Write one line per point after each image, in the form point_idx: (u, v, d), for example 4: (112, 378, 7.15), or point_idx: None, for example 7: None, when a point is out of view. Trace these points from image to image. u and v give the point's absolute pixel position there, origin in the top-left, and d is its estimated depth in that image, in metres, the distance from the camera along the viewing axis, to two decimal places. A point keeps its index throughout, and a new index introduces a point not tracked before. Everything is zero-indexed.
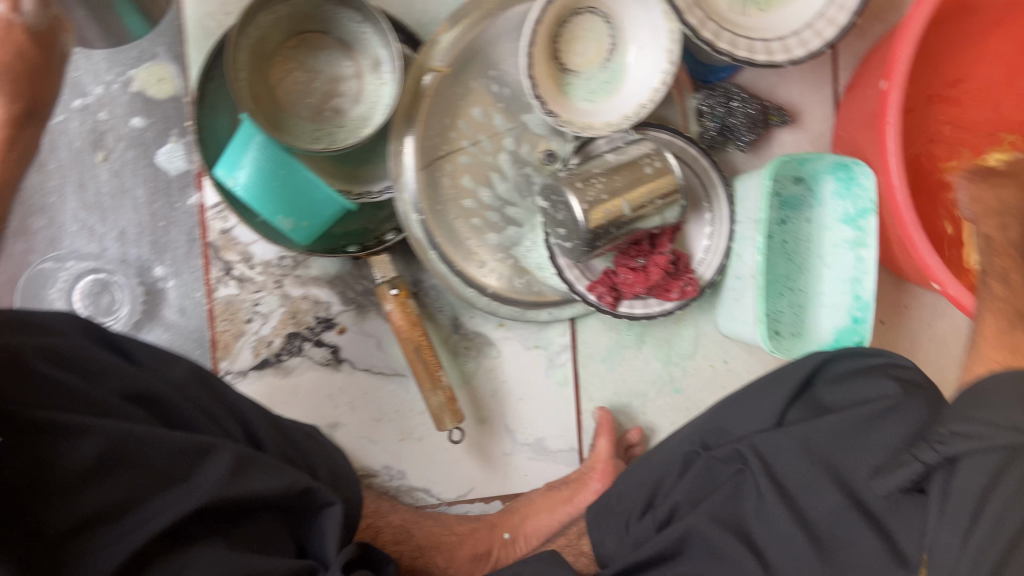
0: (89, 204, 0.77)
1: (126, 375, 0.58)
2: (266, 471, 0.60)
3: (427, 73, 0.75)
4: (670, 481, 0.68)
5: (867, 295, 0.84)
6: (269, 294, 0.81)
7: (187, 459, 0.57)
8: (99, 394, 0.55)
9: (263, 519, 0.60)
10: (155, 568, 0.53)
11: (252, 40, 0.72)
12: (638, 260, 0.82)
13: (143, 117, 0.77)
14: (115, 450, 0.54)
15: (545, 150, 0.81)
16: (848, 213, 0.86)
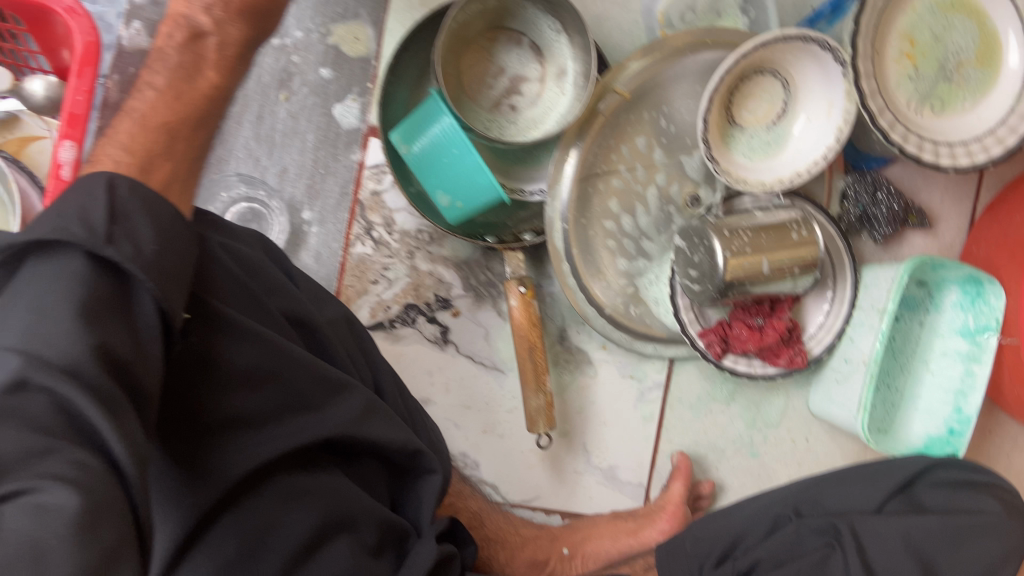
0: (262, 136, 0.80)
1: (292, 296, 0.60)
2: (388, 423, 0.62)
3: (609, 93, 0.78)
4: (754, 537, 0.69)
5: (969, 410, 0.85)
6: (399, 262, 0.83)
7: (327, 389, 0.59)
8: (268, 305, 0.58)
9: (369, 467, 0.63)
10: (277, 481, 0.55)
11: (458, 24, 0.75)
12: (757, 319, 0.83)
13: (332, 70, 0.81)
14: (273, 362, 0.56)
15: (691, 193, 0.83)
16: (966, 326, 0.87)
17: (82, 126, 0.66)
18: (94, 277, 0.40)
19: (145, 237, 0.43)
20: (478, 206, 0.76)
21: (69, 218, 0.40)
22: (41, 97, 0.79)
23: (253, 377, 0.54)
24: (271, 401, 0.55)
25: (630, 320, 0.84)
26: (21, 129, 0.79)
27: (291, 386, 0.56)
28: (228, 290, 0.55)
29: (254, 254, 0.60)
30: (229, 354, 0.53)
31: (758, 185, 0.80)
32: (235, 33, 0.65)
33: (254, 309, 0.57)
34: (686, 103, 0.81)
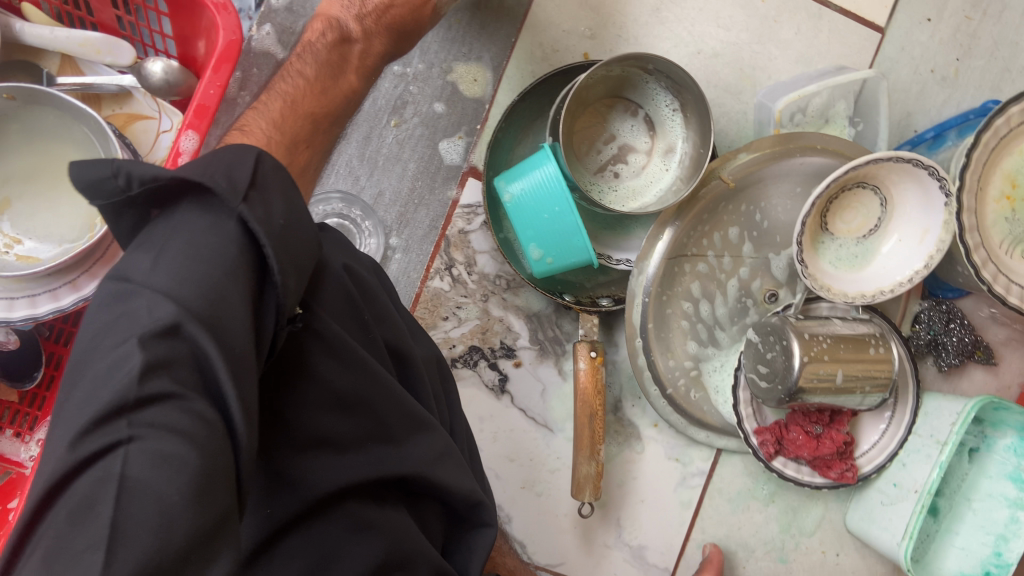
0: (365, 157, 0.81)
1: (395, 327, 0.60)
2: (457, 469, 0.62)
3: (715, 179, 0.78)
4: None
5: (1009, 558, 0.82)
6: (473, 303, 0.83)
7: (410, 424, 0.58)
8: (372, 331, 0.57)
9: (428, 508, 0.62)
10: (351, 507, 0.54)
11: (582, 86, 0.76)
12: (816, 427, 0.82)
13: (446, 105, 0.82)
14: (371, 390, 0.55)
15: (770, 290, 0.84)
16: (1017, 472, 0.83)
17: (207, 121, 0.66)
18: (242, 242, 0.40)
19: (276, 208, 0.42)
20: (567, 264, 0.77)
21: (214, 170, 0.40)
22: (159, 78, 0.80)
23: (346, 401, 0.53)
24: (358, 426, 0.54)
25: (688, 403, 0.84)
26: (131, 105, 0.80)
27: (378, 415, 0.55)
28: (340, 309, 0.54)
29: (369, 277, 0.59)
30: (330, 375, 0.52)
31: (841, 295, 0.81)
32: (377, 46, 0.74)
33: (359, 331, 0.56)
34: (782, 202, 0.82)
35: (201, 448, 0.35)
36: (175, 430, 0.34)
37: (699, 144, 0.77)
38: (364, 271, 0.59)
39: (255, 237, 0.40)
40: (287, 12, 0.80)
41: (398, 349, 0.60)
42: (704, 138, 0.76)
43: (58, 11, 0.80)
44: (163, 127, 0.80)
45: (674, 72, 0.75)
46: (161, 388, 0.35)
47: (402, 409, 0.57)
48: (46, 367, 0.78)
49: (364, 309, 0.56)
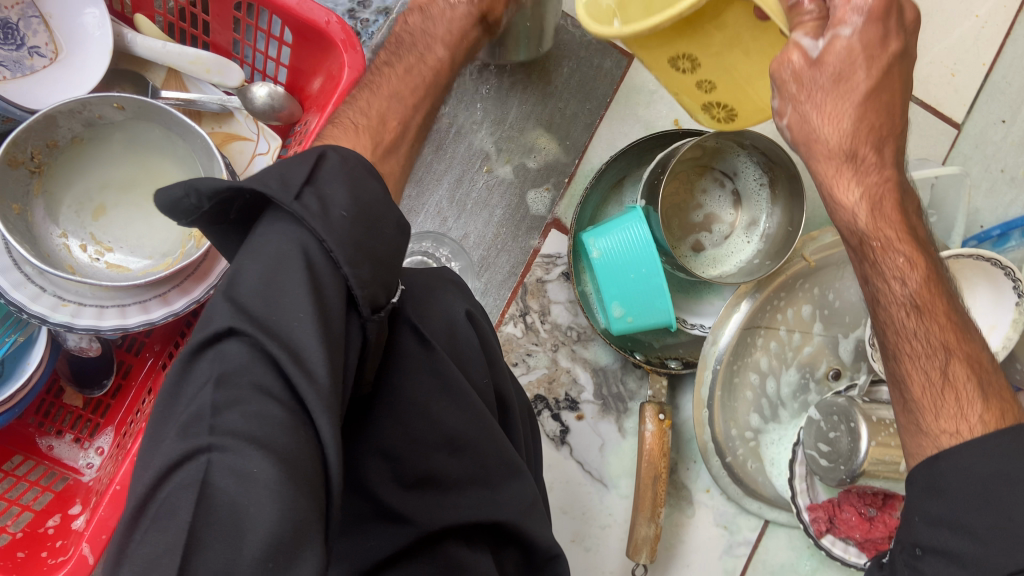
0: (455, 199, 0.82)
1: (501, 372, 0.58)
2: (543, 522, 0.60)
3: (797, 258, 0.80)
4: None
5: None
6: (543, 352, 0.84)
7: (504, 470, 0.56)
8: (482, 373, 0.55)
9: (513, 559, 0.59)
10: (445, 547, 0.52)
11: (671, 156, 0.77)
12: (869, 509, 0.82)
13: (537, 156, 0.84)
14: (479, 433, 0.53)
15: (833, 368, 0.86)
16: None
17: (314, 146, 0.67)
18: (299, 235, 0.37)
19: (337, 200, 0.39)
20: (646, 324, 0.78)
21: (266, 177, 0.38)
22: (262, 104, 0.81)
23: (453, 439, 0.52)
24: (458, 467, 0.53)
25: (745, 473, 0.85)
26: (230, 125, 0.81)
27: (476, 457, 0.53)
28: (455, 350, 0.53)
29: (482, 321, 0.58)
30: (437, 412, 0.51)
31: None
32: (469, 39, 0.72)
33: (466, 369, 0.54)
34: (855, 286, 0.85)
35: (280, 443, 0.32)
36: (255, 440, 0.31)
37: (788, 216, 0.77)
38: (480, 318, 0.58)
39: (318, 233, 0.37)
40: None
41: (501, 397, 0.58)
42: (791, 217, 0.78)
43: (170, 26, 0.81)
44: (259, 149, 0.81)
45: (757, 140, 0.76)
46: (240, 381, 0.33)
47: (503, 453, 0.55)
48: (115, 375, 0.79)
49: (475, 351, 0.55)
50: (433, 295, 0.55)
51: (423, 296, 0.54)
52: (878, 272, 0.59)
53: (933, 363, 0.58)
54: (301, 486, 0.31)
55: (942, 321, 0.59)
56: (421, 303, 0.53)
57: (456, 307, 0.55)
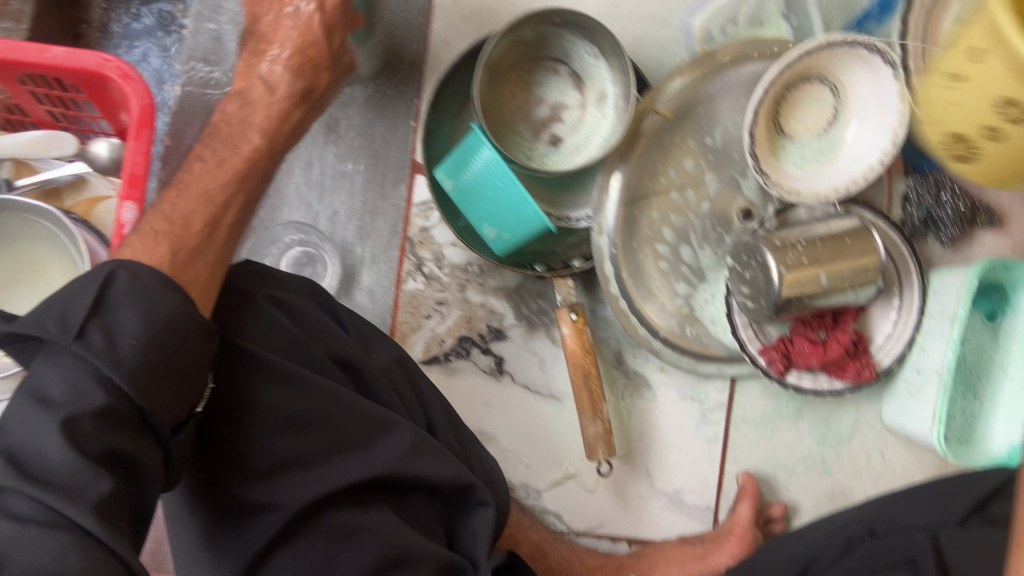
0: (312, 181, 0.83)
1: (341, 337, 0.59)
2: (439, 458, 0.60)
3: (650, 114, 0.77)
4: (826, 560, 0.68)
5: None
6: (452, 295, 0.84)
7: (373, 427, 0.57)
8: (312, 346, 0.56)
9: (416, 500, 0.61)
10: (326, 517, 0.54)
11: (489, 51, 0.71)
12: (819, 332, 0.80)
13: (376, 112, 0.83)
14: (318, 406, 0.54)
15: (740, 209, 0.82)
16: None
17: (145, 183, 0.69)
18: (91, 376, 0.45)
19: (127, 328, 0.46)
20: (525, 237, 0.76)
21: (47, 316, 0.46)
22: (106, 159, 0.82)
23: (294, 418, 0.53)
24: (311, 442, 0.54)
25: (685, 341, 0.84)
26: (90, 189, 0.84)
27: (327, 427, 0.55)
28: (265, 335, 0.55)
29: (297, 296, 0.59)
30: (266, 398, 0.53)
31: (811, 196, 0.79)
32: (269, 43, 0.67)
33: (296, 354, 0.56)
34: (731, 117, 0.80)
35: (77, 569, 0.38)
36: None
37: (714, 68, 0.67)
38: (296, 295, 0.59)
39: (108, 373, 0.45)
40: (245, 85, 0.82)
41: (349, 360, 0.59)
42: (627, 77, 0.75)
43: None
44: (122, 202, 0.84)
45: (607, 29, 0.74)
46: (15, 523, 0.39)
47: (358, 413, 0.56)
48: None
49: (295, 329, 0.56)
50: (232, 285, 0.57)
51: (220, 295, 0.56)
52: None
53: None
54: None
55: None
56: (219, 303, 0.56)
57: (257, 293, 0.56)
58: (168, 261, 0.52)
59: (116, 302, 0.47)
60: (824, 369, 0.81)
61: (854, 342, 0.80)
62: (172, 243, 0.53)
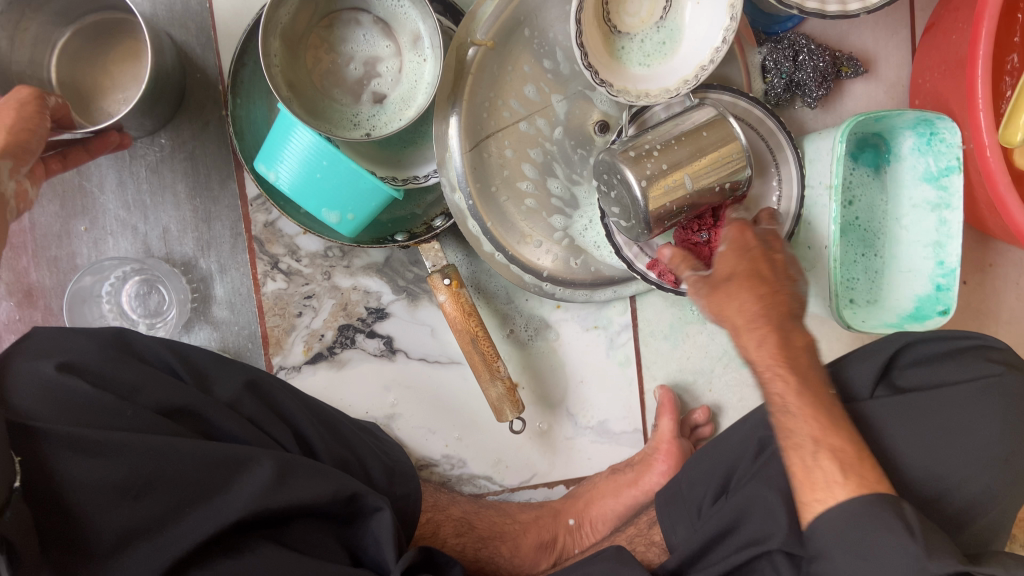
0: (130, 202, 0.75)
1: (164, 388, 0.56)
2: (312, 477, 0.56)
3: (469, 47, 0.71)
4: (744, 464, 0.67)
5: (952, 261, 0.77)
6: (319, 286, 0.78)
7: (223, 468, 0.53)
8: (127, 406, 0.53)
9: (308, 525, 0.57)
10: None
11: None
12: (702, 234, 0.75)
13: (178, 111, 0.75)
14: (148, 466, 0.50)
15: (597, 121, 0.76)
16: (930, 171, 0.78)
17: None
18: None
19: None
20: (372, 211, 0.70)
21: None
22: None
23: (126, 486, 0.49)
24: (153, 506, 0.50)
25: (571, 274, 0.79)
26: None
27: (165, 487, 0.50)
28: (70, 410, 0.51)
29: (102, 359, 0.55)
30: (86, 473, 0.49)
31: (663, 94, 0.73)
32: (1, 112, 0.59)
33: (112, 419, 0.52)
34: (561, 26, 0.73)
35: None
36: None
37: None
38: (101, 361, 0.55)
39: None
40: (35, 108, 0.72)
41: (181, 407, 0.56)
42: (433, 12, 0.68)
43: None
44: None
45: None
46: None
47: (200, 457, 0.52)
48: None
49: (102, 395, 0.52)
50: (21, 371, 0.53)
51: (13, 383, 0.52)
52: (785, 341, 0.59)
53: (805, 443, 0.58)
54: None
55: (791, 366, 0.59)
56: (15, 392, 0.52)
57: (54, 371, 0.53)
58: None
59: None
60: None
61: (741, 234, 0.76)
62: None
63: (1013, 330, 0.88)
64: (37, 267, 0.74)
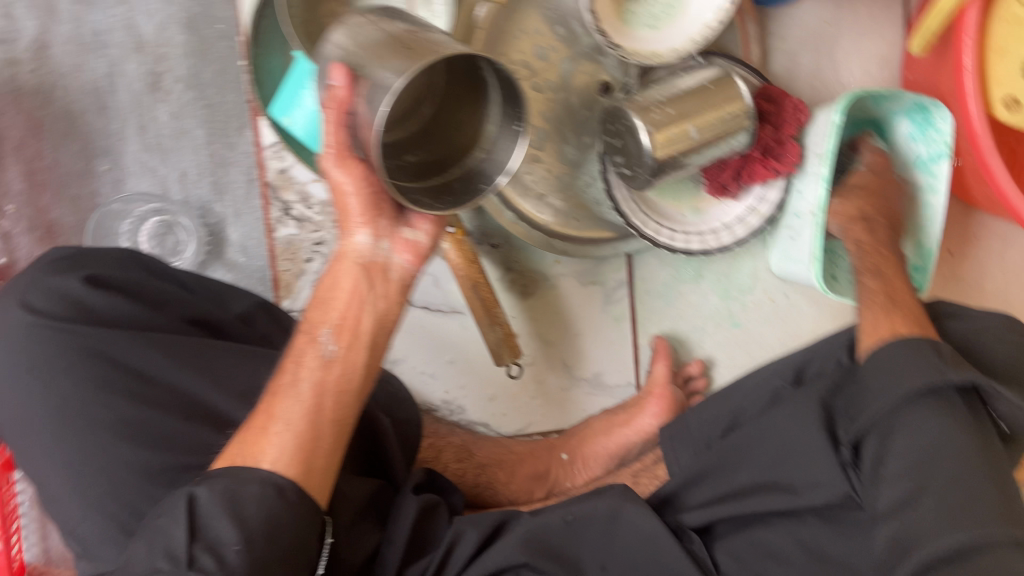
0: (150, 145, 0.78)
1: (189, 301, 0.62)
2: None
3: (479, 5, 0.74)
4: (754, 411, 0.70)
5: (933, 242, 0.81)
6: (328, 233, 0.81)
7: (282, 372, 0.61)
8: (161, 317, 0.59)
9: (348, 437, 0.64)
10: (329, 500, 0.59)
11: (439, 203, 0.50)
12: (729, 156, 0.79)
13: (198, 58, 0.78)
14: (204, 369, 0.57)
15: (601, 82, 0.80)
16: (921, 156, 0.80)
17: None
18: (273, 502, 0.48)
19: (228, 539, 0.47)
20: None
21: (158, 555, 0.46)
22: None
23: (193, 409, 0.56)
24: None
25: (572, 229, 0.83)
26: None
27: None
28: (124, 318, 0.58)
29: (129, 273, 0.61)
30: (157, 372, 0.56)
31: (672, 54, 0.77)
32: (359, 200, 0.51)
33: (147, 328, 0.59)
34: None
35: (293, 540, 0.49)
36: (255, 531, 0.47)
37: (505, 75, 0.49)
38: (119, 270, 0.60)
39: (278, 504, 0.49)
40: (335, 272, 0.55)
41: (203, 321, 0.62)
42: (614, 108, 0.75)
43: None
44: None
45: (420, 23, 0.51)
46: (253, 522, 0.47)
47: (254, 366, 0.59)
48: None
49: (141, 309, 0.59)
50: (47, 287, 0.57)
51: (78, 293, 0.58)
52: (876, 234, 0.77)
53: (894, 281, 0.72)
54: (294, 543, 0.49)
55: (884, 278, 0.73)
56: (49, 300, 0.57)
57: (72, 279, 0.58)
58: (309, 421, 0.52)
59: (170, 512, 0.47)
60: (753, 181, 0.81)
61: (771, 144, 0.79)
62: (314, 403, 0.52)
63: (996, 298, 0.91)
64: (59, 204, 0.77)
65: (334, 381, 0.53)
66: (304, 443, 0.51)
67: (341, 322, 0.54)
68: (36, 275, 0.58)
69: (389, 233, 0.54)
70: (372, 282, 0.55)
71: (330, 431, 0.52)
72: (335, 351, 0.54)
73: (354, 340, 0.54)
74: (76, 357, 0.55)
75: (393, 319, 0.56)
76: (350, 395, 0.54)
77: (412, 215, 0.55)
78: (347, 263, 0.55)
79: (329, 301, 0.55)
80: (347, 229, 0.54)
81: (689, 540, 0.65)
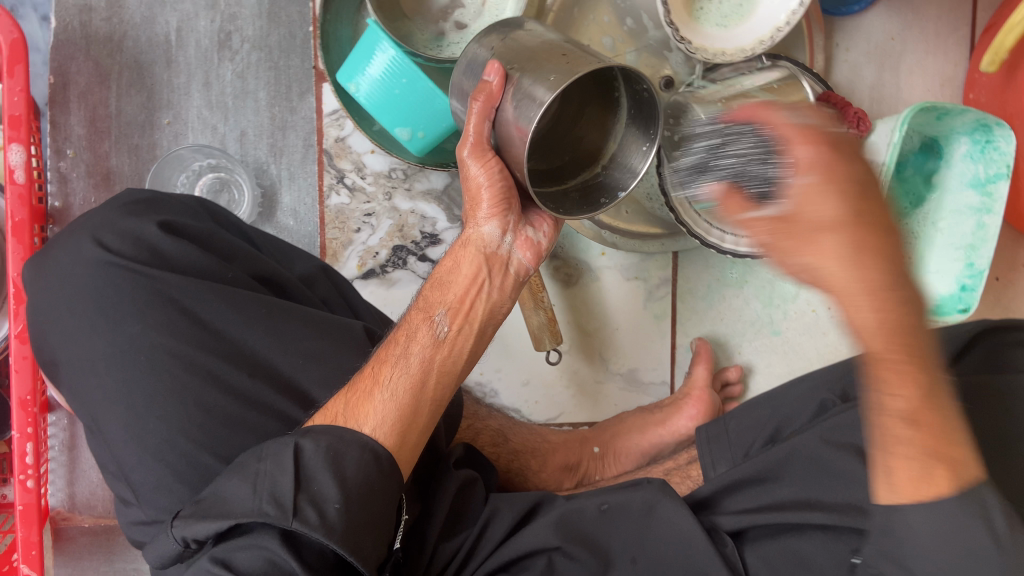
0: (213, 102, 0.79)
1: (255, 258, 0.63)
2: None
3: None
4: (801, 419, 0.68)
5: (982, 263, 0.78)
6: (379, 205, 0.81)
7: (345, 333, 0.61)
8: (228, 270, 0.60)
9: None
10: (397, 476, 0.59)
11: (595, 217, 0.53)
12: None
13: (268, 21, 0.79)
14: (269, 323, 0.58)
15: (663, 76, 0.80)
16: (977, 177, 0.79)
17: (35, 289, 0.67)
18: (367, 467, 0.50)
19: (328, 495, 0.47)
20: (442, 132, 0.73)
21: (263, 499, 0.47)
22: None
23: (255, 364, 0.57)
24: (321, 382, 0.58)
25: (622, 223, 0.82)
26: None
27: (343, 359, 0.59)
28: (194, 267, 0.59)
29: (199, 224, 0.62)
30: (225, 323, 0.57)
31: (738, 53, 0.76)
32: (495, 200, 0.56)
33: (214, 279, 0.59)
34: None
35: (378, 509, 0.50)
36: (346, 492, 0.48)
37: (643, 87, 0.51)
38: (190, 221, 0.62)
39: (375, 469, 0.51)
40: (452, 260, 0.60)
41: (266, 276, 0.63)
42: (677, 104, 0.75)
43: None
44: None
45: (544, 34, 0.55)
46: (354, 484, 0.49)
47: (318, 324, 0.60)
48: None
49: (209, 260, 0.60)
50: (123, 228, 0.59)
51: (151, 239, 0.59)
52: None
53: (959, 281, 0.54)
54: (380, 513, 0.50)
55: None
56: (123, 242, 0.58)
57: (146, 224, 0.59)
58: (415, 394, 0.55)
59: (276, 460, 0.48)
60: None
61: None
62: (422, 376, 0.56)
63: None
64: (118, 152, 0.78)
65: (441, 359, 0.57)
66: (404, 414, 0.54)
67: (456, 305, 0.58)
68: (112, 218, 0.59)
69: (512, 229, 0.59)
70: (490, 270, 0.59)
71: (429, 406, 0.56)
72: (446, 332, 0.58)
73: (465, 323, 0.59)
74: (146, 299, 0.56)
75: (500, 312, 0.61)
76: (450, 374, 0.58)
77: (535, 215, 0.60)
78: (467, 252, 0.59)
79: (445, 284, 0.59)
80: (475, 219, 0.58)
81: (722, 543, 0.62)
